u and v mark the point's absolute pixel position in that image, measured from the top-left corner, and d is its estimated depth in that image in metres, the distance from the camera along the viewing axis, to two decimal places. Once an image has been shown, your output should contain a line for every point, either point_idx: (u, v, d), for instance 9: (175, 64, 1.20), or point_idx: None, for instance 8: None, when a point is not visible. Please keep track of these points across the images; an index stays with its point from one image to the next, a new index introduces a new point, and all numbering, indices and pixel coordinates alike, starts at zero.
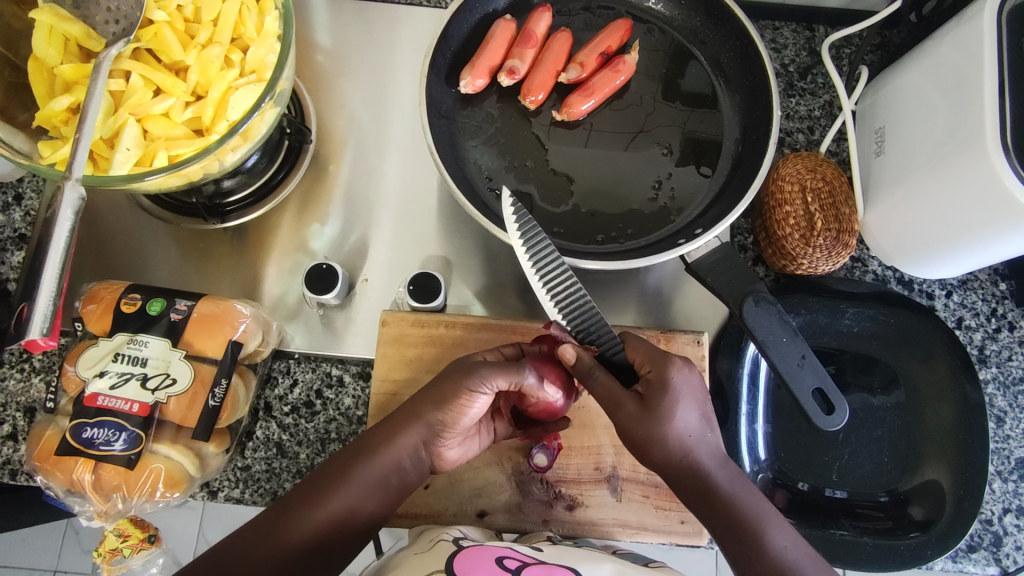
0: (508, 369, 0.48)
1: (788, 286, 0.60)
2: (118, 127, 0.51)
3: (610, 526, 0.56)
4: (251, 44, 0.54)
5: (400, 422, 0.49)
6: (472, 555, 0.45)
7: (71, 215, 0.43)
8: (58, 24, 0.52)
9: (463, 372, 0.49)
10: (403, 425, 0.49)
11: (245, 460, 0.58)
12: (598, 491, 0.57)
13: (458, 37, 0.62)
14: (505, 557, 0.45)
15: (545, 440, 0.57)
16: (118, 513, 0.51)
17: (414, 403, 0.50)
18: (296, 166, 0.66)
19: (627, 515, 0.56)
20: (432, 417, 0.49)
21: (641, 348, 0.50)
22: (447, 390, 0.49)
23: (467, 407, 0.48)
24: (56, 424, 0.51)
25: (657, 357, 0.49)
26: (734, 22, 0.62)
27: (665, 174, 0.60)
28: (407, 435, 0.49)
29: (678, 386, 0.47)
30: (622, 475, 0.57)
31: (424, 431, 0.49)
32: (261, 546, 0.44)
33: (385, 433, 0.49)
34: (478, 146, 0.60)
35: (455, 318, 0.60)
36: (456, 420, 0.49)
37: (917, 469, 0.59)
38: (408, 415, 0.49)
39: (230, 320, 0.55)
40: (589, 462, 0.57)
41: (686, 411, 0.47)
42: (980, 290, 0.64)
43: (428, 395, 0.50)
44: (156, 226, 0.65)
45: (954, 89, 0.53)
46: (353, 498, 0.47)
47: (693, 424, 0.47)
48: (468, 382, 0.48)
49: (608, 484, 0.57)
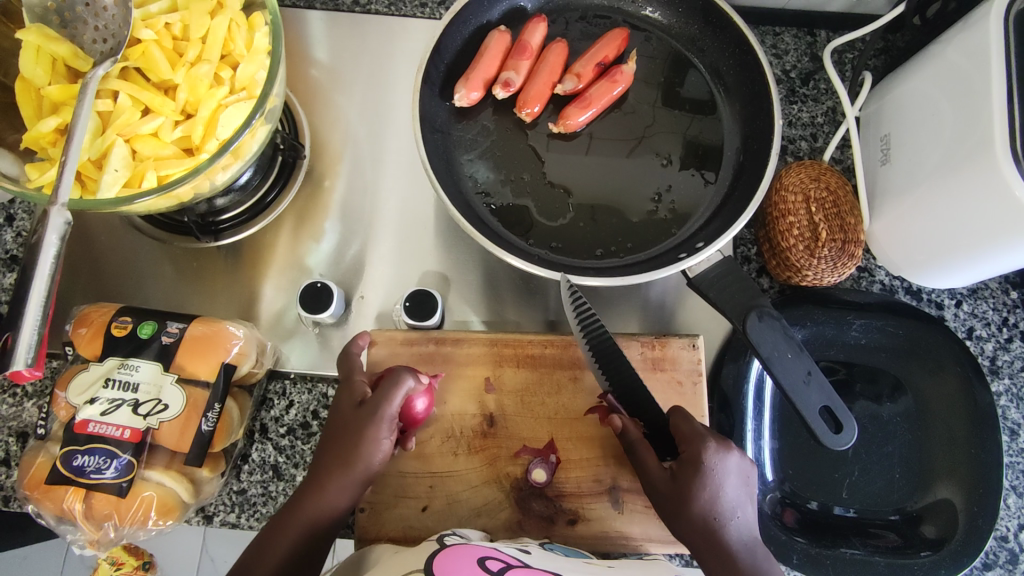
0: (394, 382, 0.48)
1: (794, 299, 0.59)
2: (106, 148, 0.50)
3: (619, 551, 0.54)
4: (241, 61, 0.53)
5: (330, 463, 0.47)
6: (453, 555, 0.43)
7: (58, 240, 0.42)
8: (45, 44, 0.51)
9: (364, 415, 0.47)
10: (331, 472, 0.47)
11: (241, 483, 0.57)
12: (600, 504, 0.55)
13: (452, 49, 0.61)
14: (487, 557, 0.43)
15: (544, 453, 0.56)
16: (110, 541, 0.50)
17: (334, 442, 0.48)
18: (290, 182, 0.65)
19: (635, 539, 0.55)
20: (353, 461, 0.47)
21: (688, 427, 0.48)
22: (356, 427, 0.47)
23: (378, 444, 0.47)
24: (47, 451, 0.50)
25: (695, 437, 0.47)
26: (733, 30, 0.61)
27: (665, 186, 0.59)
28: (338, 479, 0.47)
29: (712, 465, 0.46)
30: (623, 485, 0.56)
31: (352, 475, 0.47)
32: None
33: (321, 475, 0.47)
34: (473, 160, 0.59)
35: (444, 334, 0.58)
36: (374, 454, 0.47)
37: (926, 488, 0.57)
38: (333, 459, 0.47)
39: (222, 342, 0.53)
40: (588, 473, 0.56)
41: (723, 489, 0.46)
42: (990, 299, 0.63)
43: (344, 435, 0.47)
44: (150, 245, 0.64)
45: (962, 95, 0.51)
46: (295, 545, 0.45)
47: (727, 507, 0.45)
48: (371, 426, 0.47)
49: (609, 496, 0.55)
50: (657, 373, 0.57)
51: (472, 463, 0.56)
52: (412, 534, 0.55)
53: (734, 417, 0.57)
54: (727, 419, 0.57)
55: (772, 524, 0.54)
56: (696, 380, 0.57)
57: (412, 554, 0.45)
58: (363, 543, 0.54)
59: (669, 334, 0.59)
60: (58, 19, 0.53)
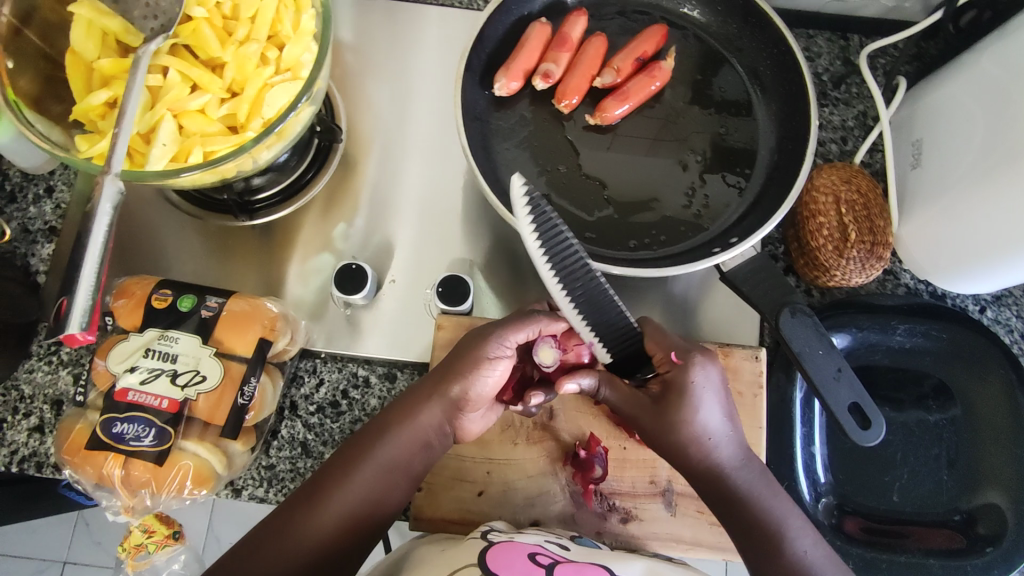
0: (519, 320, 0.50)
1: (837, 303, 0.59)
2: (155, 123, 0.51)
3: (663, 540, 0.55)
4: (288, 42, 0.54)
5: (418, 401, 0.50)
6: (502, 550, 0.45)
7: (110, 209, 0.43)
8: (97, 18, 0.52)
9: (483, 334, 0.50)
10: (421, 405, 0.49)
11: (270, 458, 0.58)
12: (652, 505, 0.56)
13: (492, 39, 0.62)
14: (535, 554, 0.45)
15: (590, 447, 0.56)
16: (145, 509, 0.51)
17: (401, 401, 0.51)
18: (326, 164, 0.66)
19: (682, 531, 0.55)
20: (447, 396, 0.49)
21: (662, 344, 0.49)
22: (472, 348, 0.50)
23: (485, 374, 0.49)
24: (86, 418, 0.51)
25: (681, 356, 0.48)
26: (772, 30, 0.61)
27: (698, 182, 0.60)
28: (418, 418, 0.49)
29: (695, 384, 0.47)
30: (677, 489, 0.56)
31: (439, 412, 0.49)
32: (282, 545, 0.45)
33: (397, 415, 0.49)
34: (510, 148, 0.60)
35: None
36: (474, 389, 0.49)
37: (977, 491, 0.57)
38: (424, 393, 0.50)
39: (259, 319, 0.55)
40: (643, 474, 0.56)
41: (710, 400, 0.47)
42: (1014, 307, 0.63)
43: (450, 361, 0.51)
44: (186, 221, 0.65)
45: (997, 102, 0.52)
46: (364, 489, 0.47)
47: (707, 421, 0.47)
48: (485, 348, 0.49)
49: (663, 498, 0.56)
50: None
51: (531, 454, 0.57)
52: (452, 518, 0.56)
53: (784, 422, 0.58)
54: (776, 425, 0.58)
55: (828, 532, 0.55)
56: (757, 391, 0.59)
57: (459, 550, 0.46)
58: (418, 522, 0.55)
59: (731, 344, 0.61)
60: None
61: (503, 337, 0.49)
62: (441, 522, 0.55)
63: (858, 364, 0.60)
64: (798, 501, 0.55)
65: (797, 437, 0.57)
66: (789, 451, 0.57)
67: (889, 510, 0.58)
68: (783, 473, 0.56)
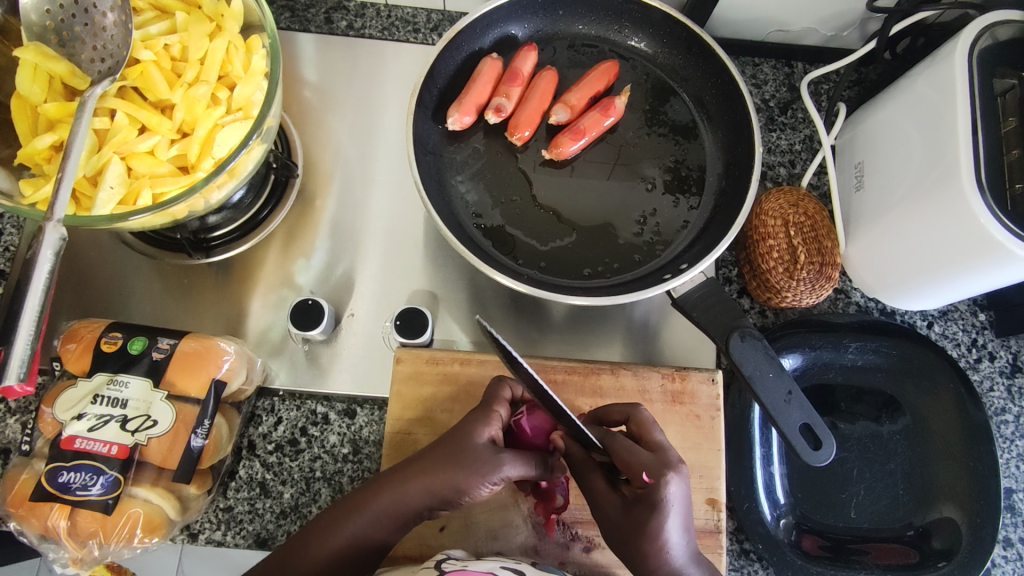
0: (526, 461, 0.48)
1: (789, 322, 0.61)
2: (102, 165, 0.50)
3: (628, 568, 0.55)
4: (238, 82, 0.54)
5: (411, 473, 0.49)
6: None
7: (52, 255, 0.42)
8: (42, 62, 0.51)
9: (488, 457, 0.47)
10: (410, 484, 0.48)
11: (227, 500, 0.57)
12: None
13: (444, 74, 0.63)
14: None
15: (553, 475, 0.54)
16: (94, 560, 0.50)
17: (404, 466, 0.49)
18: (283, 200, 0.66)
19: None
20: (437, 489, 0.48)
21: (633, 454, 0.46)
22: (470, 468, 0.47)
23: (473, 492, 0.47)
24: (31, 467, 0.50)
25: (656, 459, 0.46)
26: (715, 61, 0.63)
27: (650, 209, 0.61)
28: (412, 487, 0.48)
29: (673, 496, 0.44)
30: None
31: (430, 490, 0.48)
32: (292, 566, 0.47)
33: (399, 475, 0.49)
34: (464, 181, 0.61)
35: (468, 354, 0.60)
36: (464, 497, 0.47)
37: (931, 505, 0.58)
38: (416, 473, 0.48)
39: (213, 359, 0.54)
40: None
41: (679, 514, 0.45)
42: (960, 321, 0.65)
43: (451, 457, 0.48)
44: (140, 261, 0.64)
45: (928, 126, 0.54)
46: (360, 531, 0.48)
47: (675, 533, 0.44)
48: (484, 473, 0.46)
49: None
50: (677, 407, 0.59)
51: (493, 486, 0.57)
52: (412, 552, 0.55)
53: (741, 443, 0.58)
54: (735, 446, 0.59)
55: (789, 551, 0.56)
56: (714, 414, 0.59)
57: None
58: None
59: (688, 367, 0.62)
60: (56, 38, 0.53)
61: (501, 467, 0.46)
62: (402, 559, 0.55)
63: (812, 383, 0.61)
64: (758, 523, 0.56)
65: (755, 457, 0.58)
66: (748, 471, 0.58)
67: (848, 527, 0.58)
68: (743, 494, 0.57)
